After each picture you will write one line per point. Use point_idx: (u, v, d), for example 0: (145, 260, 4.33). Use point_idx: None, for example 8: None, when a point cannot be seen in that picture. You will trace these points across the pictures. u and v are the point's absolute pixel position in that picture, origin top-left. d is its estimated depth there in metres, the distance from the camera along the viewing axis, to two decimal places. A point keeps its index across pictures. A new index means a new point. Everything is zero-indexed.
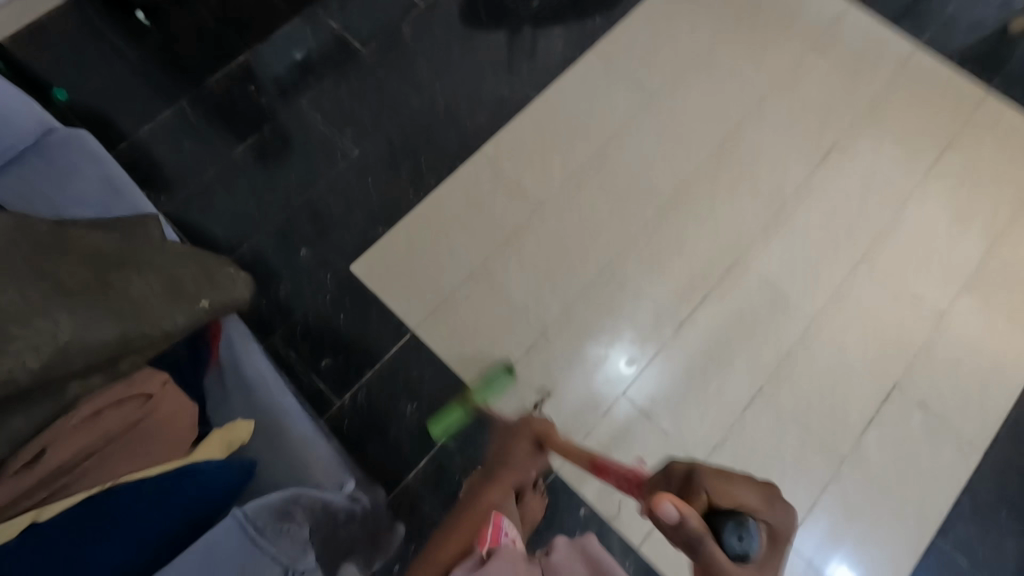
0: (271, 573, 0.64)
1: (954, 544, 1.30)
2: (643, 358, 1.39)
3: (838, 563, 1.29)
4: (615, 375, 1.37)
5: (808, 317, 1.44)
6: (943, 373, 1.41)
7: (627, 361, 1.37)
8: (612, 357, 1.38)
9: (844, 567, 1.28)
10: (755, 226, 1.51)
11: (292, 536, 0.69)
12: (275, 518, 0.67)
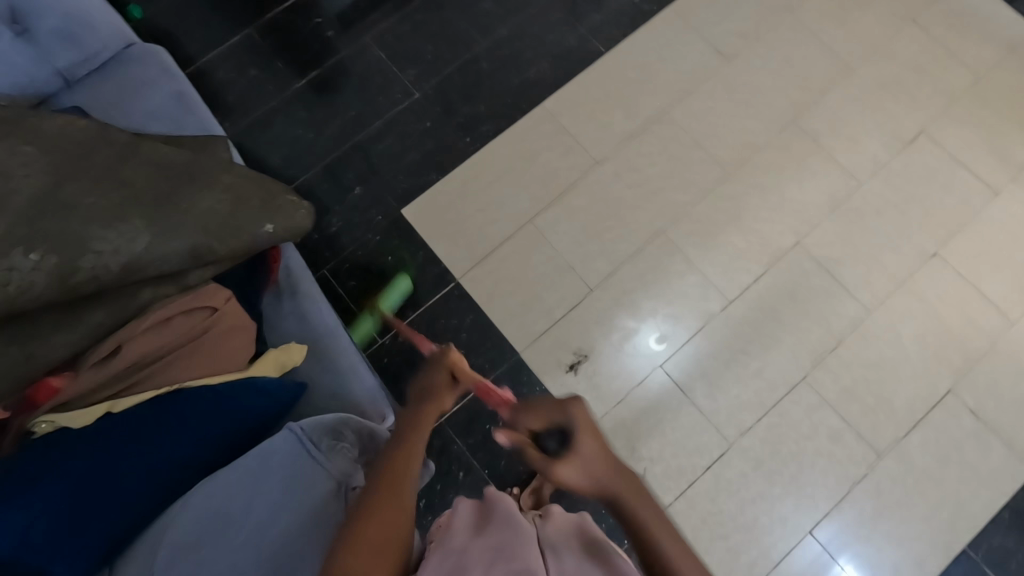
0: (326, 484, 0.74)
1: (1000, 562, 1.22)
2: (675, 336, 1.35)
3: (844, 562, 1.23)
4: (644, 351, 1.35)
5: (866, 308, 1.35)
6: (1007, 381, 1.31)
7: (656, 338, 1.33)
8: (641, 332, 1.35)
9: (850, 567, 1.22)
10: (821, 204, 1.42)
11: (345, 455, 0.78)
12: (328, 435, 0.78)
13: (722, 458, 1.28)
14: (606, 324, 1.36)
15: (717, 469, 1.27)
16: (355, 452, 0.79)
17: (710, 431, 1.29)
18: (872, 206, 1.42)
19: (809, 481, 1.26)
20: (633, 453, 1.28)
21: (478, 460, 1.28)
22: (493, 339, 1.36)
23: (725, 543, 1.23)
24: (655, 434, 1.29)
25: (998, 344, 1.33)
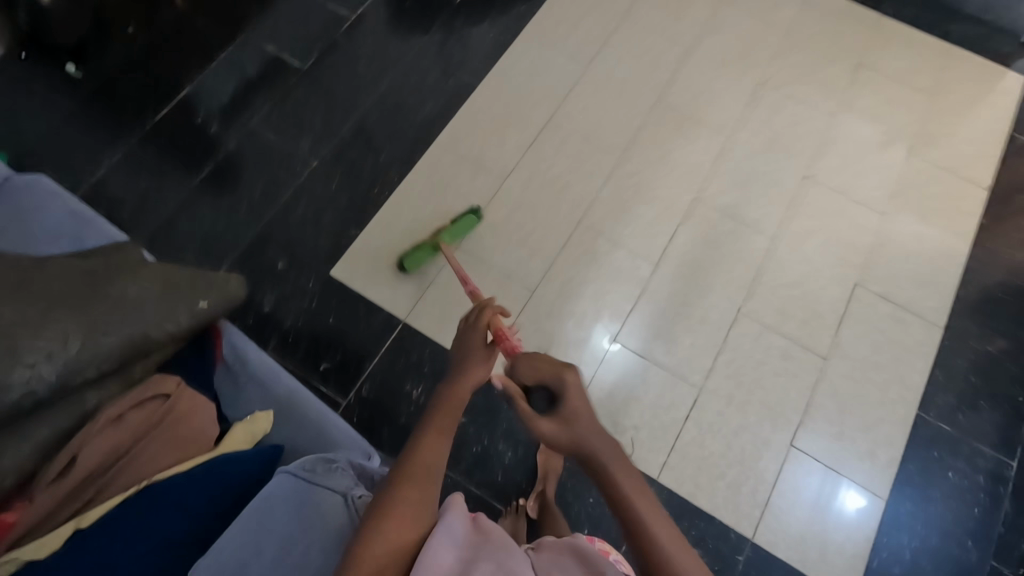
0: (334, 501, 0.73)
1: (951, 417, 1.36)
2: (626, 334, 1.41)
3: (847, 489, 1.30)
4: (603, 355, 1.39)
5: (770, 237, 1.51)
6: (899, 263, 1.50)
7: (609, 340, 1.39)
8: (595, 336, 1.41)
9: (854, 492, 1.30)
10: (705, 162, 1.59)
11: (343, 476, 0.78)
12: (321, 463, 0.77)
13: (696, 405, 1.35)
14: (557, 318, 1.42)
15: (696, 417, 1.34)
16: (352, 474, 0.80)
17: (678, 385, 1.37)
18: (746, 153, 1.61)
19: (775, 400, 1.36)
20: (618, 428, 1.33)
21: (476, 485, 1.28)
22: None
23: (723, 482, 1.29)
24: (631, 404, 1.35)
25: (881, 235, 1.53)
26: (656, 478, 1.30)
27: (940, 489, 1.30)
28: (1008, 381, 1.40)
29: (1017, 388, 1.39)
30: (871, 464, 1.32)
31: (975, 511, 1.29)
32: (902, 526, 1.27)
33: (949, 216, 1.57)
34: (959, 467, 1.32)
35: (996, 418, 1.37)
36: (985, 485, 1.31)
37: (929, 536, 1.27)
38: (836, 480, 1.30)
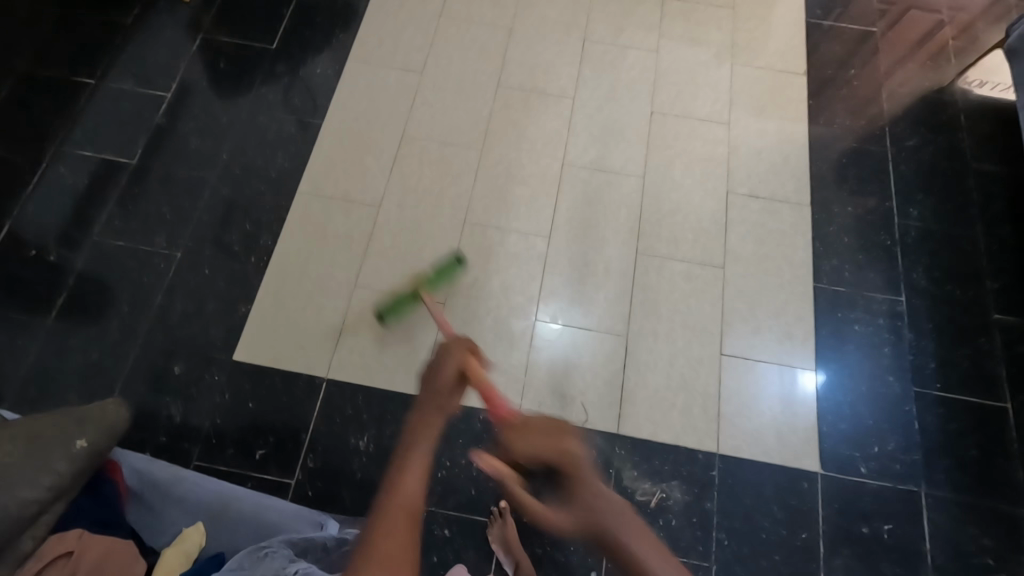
0: None
1: (841, 278, 1.50)
2: (563, 312, 1.44)
3: (804, 373, 1.40)
4: (548, 337, 1.42)
5: (641, 176, 1.60)
6: (756, 161, 1.64)
7: (549, 319, 1.42)
8: (536, 322, 1.43)
9: (813, 376, 1.40)
10: (561, 127, 1.65)
11: (276, 555, 0.75)
12: (248, 556, 0.74)
13: (629, 351, 1.41)
14: (476, 319, 1.42)
15: (632, 361, 1.40)
16: (287, 551, 0.76)
17: (607, 339, 1.42)
18: (595, 107, 1.69)
19: (695, 319, 1.44)
20: (567, 400, 1.36)
21: (454, 508, 1.26)
22: (391, 400, 1.35)
23: (676, 410, 1.35)
24: (571, 372, 1.38)
25: (733, 143, 1.66)
26: (617, 432, 1.33)
27: (855, 343, 1.43)
28: (875, 231, 1.56)
29: (884, 233, 1.56)
30: (793, 344, 1.43)
31: (888, 350, 1.43)
32: (836, 387, 1.39)
33: (782, 107, 1.72)
34: (863, 318, 1.46)
35: (876, 265, 1.52)
36: (887, 325, 1.45)
37: (861, 387, 1.39)
38: (789, 371, 1.40)
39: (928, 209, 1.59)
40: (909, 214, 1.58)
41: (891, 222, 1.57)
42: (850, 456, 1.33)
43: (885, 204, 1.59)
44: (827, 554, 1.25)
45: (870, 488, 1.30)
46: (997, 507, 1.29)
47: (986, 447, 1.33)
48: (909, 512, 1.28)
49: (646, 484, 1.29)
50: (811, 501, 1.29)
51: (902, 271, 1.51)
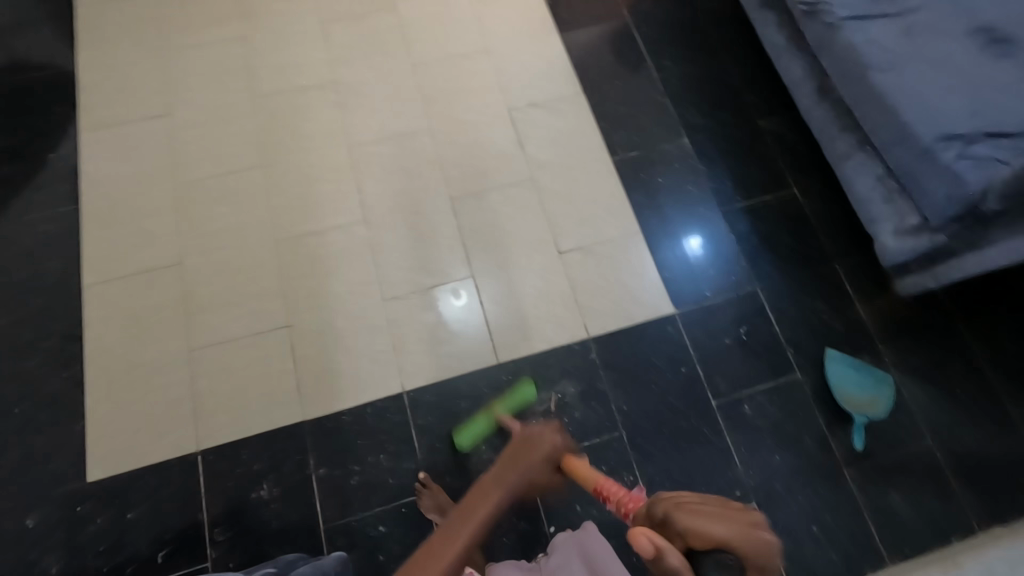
0: None
1: (633, 144, 1.63)
2: (467, 285, 1.45)
3: (692, 238, 1.53)
4: (456, 312, 1.43)
5: (427, 128, 1.61)
6: (524, 72, 1.70)
7: (454, 295, 1.43)
8: (443, 300, 1.44)
9: (697, 239, 1.53)
10: (334, 114, 1.62)
11: None
12: None
13: (481, 289, 1.45)
14: (328, 327, 1.39)
15: (487, 296, 1.44)
16: None
17: (458, 287, 1.45)
18: (360, 82, 1.67)
19: (527, 234, 1.51)
20: (445, 357, 1.38)
21: (380, 503, 1.26)
22: (276, 438, 1.30)
23: (544, 318, 1.43)
24: (437, 332, 1.40)
25: (497, 63, 1.71)
26: (499, 363, 1.39)
27: (666, 194, 1.57)
28: (644, 92, 1.70)
29: (652, 91, 1.70)
30: (617, 216, 1.54)
31: (693, 188, 1.58)
32: (664, 237, 1.53)
33: (528, 14, 1.79)
34: (664, 170, 1.60)
35: (655, 121, 1.66)
36: (683, 166, 1.61)
37: (698, 230, 1.54)
38: (672, 238, 1.53)
39: (679, 56, 1.75)
40: (666, 67, 1.73)
41: (655, 80, 1.72)
42: (695, 288, 1.48)
43: (644, 66, 1.73)
44: (708, 374, 1.39)
45: (720, 305, 1.46)
46: (817, 273, 1.49)
47: (793, 230, 1.53)
48: (755, 310, 1.46)
49: (542, 393, 1.36)
50: (679, 339, 1.42)
51: (678, 116, 1.67)
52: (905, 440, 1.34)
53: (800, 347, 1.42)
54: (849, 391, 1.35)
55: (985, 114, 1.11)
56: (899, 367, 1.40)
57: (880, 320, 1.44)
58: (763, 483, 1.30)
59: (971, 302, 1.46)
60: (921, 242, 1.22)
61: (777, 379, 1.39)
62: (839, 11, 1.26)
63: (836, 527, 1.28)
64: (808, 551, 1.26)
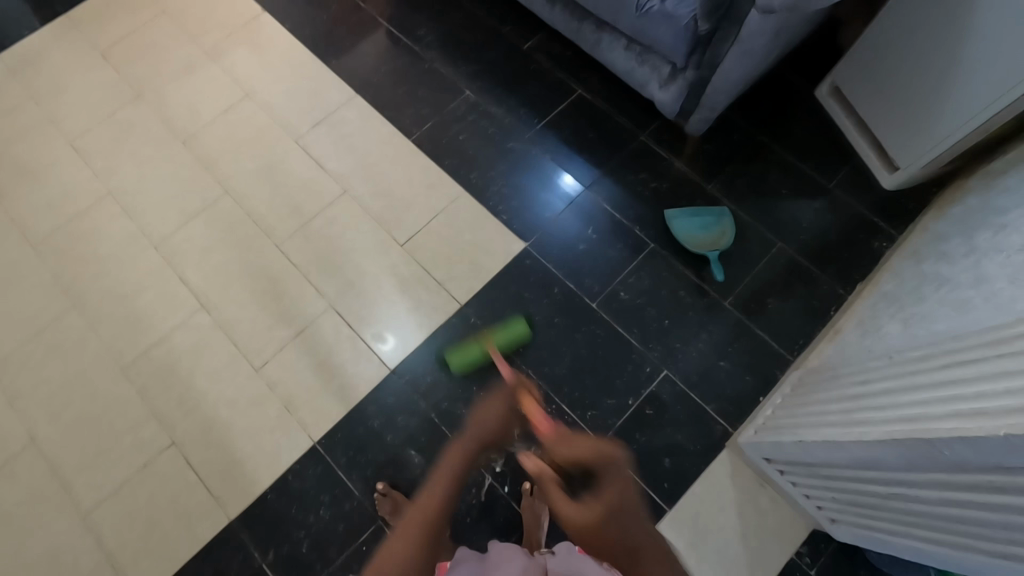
0: None
1: (423, 117, 1.65)
2: (387, 328, 1.42)
3: (565, 177, 1.57)
4: (388, 355, 1.40)
5: (224, 193, 1.56)
6: (294, 99, 1.68)
7: (381, 340, 1.40)
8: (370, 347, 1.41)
9: (569, 176, 1.57)
10: (126, 224, 1.54)
11: None
12: None
13: (345, 314, 1.44)
14: (214, 423, 1.34)
15: (353, 316, 1.43)
16: None
17: (383, 332, 1.42)
18: (141, 182, 1.59)
19: (363, 243, 1.50)
20: (339, 392, 1.37)
21: (339, 554, 1.24)
22: (211, 551, 1.24)
23: (414, 310, 1.44)
24: (321, 373, 1.38)
25: (264, 103, 1.67)
26: (393, 371, 1.38)
27: (473, 147, 1.61)
28: (413, 66, 1.72)
29: (419, 62, 1.72)
30: (437, 187, 1.57)
31: (494, 130, 1.63)
32: (488, 185, 1.57)
33: (273, 44, 1.76)
34: (461, 127, 1.64)
35: (433, 87, 1.69)
36: (476, 114, 1.65)
37: (549, 164, 1.58)
38: (550, 186, 1.56)
39: (427, 21, 1.77)
40: (422, 35, 1.76)
41: (417, 51, 1.74)
42: (535, 215, 1.53)
43: (401, 43, 1.75)
44: (578, 284, 1.46)
45: (561, 220, 1.52)
46: (629, 151, 1.58)
47: (593, 125, 1.61)
48: (593, 208, 1.53)
49: (443, 376, 1.37)
50: (540, 266, 1.48)
51: (452, 73, 1.70)
52: (759, 254, 1.47)
53: (644, 221, 1.51)
54: (696, 238, 1.47)
55: None
56: (728, 196, 1.53)
57: (697, 166, 1.56)
58: (664, 350, 1.39)
59: (761, 114, 1.60)
60: (681, 86, 1.34)
61: (637, 257, 1.48)
62: None
63: (737, 355, 1.39)
64: (725, 385, 1.36)
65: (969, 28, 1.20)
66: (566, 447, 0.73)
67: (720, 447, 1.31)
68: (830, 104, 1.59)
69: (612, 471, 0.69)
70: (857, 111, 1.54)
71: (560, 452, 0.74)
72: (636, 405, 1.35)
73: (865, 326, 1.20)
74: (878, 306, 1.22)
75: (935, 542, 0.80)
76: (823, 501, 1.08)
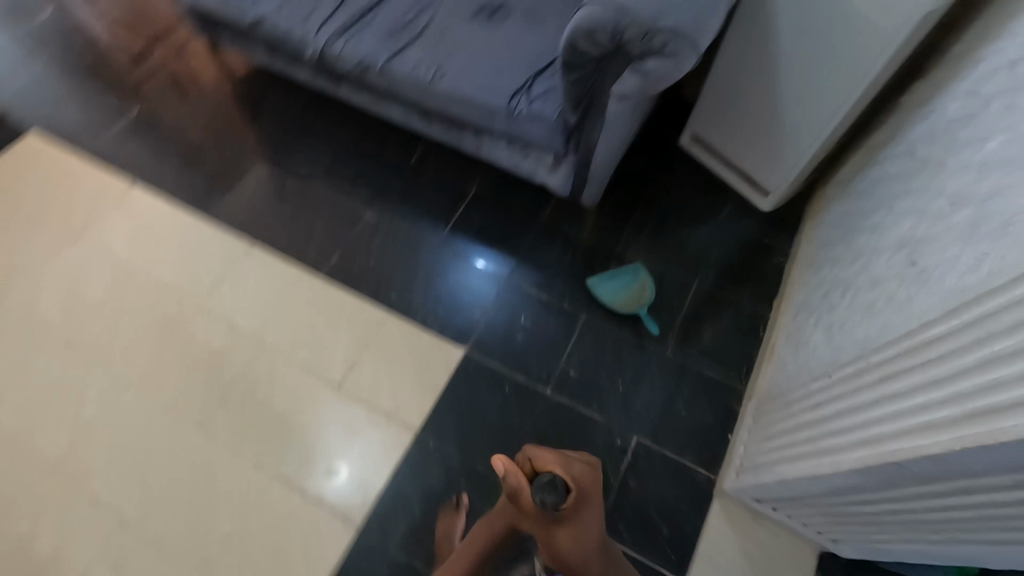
0: None
1: (328, 248, 1.62)
2: (332, 457, 1.34)
3: (479, 259, 1.61)
4: (340, 487, 1.31)
5: (124, 386, 1.41)
6: (186, 264, 1.59)
7: (332, 471, 1.32)
8: (318, 489, 1.31)
9: (483, 256, 1.61)
10: (12, 451, 1.34)
11: None
12: None
13: (293, 478, 1.32)
14: None
15: (304, 479, 1.32)
16: None
17: (332, 463, 1.33)
18: (23, 397, 1.40)
19: (296, 395, 1.41)
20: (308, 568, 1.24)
21: None
22: None
23: (368, 450, 1.35)
24: (284, 553, 1.25)
25: (154, 276, 1.57)
26: (363, 524, 1.28)
27: (385, 267, 1.60)
28: (305, 202, 1.70)
29: (311, 198, 1.71)
30: (360, 314, 1.52)
31: (403, 245, 1.63)
32: (412, 300, 1.55)
33: (152, 212, 1.68)
34: (370, 249, 1.63)
35: (333, 217, 1.68)
36: (381, 233, 1.65)
37: (460, 252, 1.62)
38: (464, 267, 1.60)
39: (311, 155, 1.79)
40: (307, 171, 1.76)
41: (307, 185, 1.73)
42: (466, 317, 1.52)
43: (290, 181, 1.74)
44: (528, 373, 1.44)
45: (484, 304, 1.54)
46: (537, 233, 1.65)
47: (496, 217, 1.67)
48: (509, 286, 1.57)
49: (417, 514, 1.29)
50: (485, 367, 1.45)
51: (348, 199, 1.71)
52: (682, 297, 1.55)
53: (570, 295, 1.55)
54: (620, 300, 1.51)
55: (523, 64, 1.37)
56: (637, 251, 1.62)
57: (601, 230, 1.64)
58: (626, 415, 1.39)
59: (641, 171, 1.74)
60: (566, 168, 1.43)
61: (574, 331, 1.50)
62: (379, 59, 1.43)
63: (695, 398, 1.41)
64: (692, 431, 1.37)
65: (779, 64, 1.40)
66: (559, 468, 0.71)
67: (709, 497, 1.30)
68: (694, 150, 1.76)
69: (591, 498, 0.71)
70: (718, 151, 1.71)
71: (547, 461, 0.72)
72: (619, 481, 1.33)
73: (795, 343, 1.27)
74: (800, 323, 1.30)
75: (930, 546, 0.81)
76: (819, 525, 1.08)
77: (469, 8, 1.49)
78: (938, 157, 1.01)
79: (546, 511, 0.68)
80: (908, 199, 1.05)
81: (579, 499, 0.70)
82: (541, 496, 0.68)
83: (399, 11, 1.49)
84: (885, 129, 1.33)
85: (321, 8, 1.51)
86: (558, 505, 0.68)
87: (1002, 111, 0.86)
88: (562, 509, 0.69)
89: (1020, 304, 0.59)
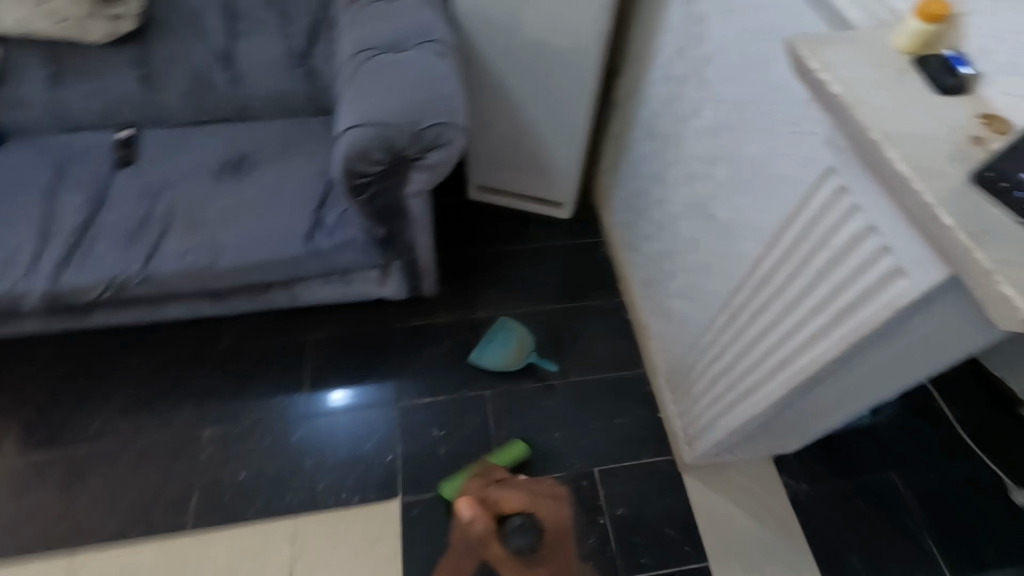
0: None
1: (181, 497, 1.31)
2: None
3: (335, 398, 1.47)
4: None
5: None
6: None
7: None
8: None
9: (336, 393, 1.47)
10: None
11: None
12: None
13: None
14: None
15: None
16: None
17: None
18: None
19: None
20: None
21: None
22: None
23: None
24: None
25: None
26: None
27: (263, 473, 1.35)
28: (118, 462, 1.35)
29: (123, 453, 1.37)
30: (267, 541, 1.27)
31: (268, 437, 1.40)
32: (313, 488, 1.34)
33: None
34: (233, 465, 1.35)
35: (165, 458, 1.36)
36: (231, 441, 1.39)
37: (313, 407, 1.44)
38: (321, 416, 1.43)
39: (93, 407, 1.43)
40: (97, 427, 1.40)
41: (109, 444, 1.38)
42: (381, 467, 1.37)
43: (83, 451, 1.37)
44: None
45: (345, 420, 1.43)
46: (397, 344, 1.56)
47: (348, 353, 1.54)
48: (362, 388, 1.48)
49: None
50: (430, 503, 1.33)
51: (170, 429, 1.40)
52: (554, 325, 1.63)
53: (465, 381, 1.51)
54: (507, 361, 1.51)
55: (300, 202, 1.29)
56: (495, 308, 1.66)
57: (454, 307, 1.64)
58: (578, 456, 1.42)
59: (455, 238, 1.79)
60: (397, 273, 1.39)
61: (488, 411, 1.47)
62: (132, 270, 1.21)
63: (617, 402, 1.50)
64: (634, 432, 1.45)
65: (517, 101, 1.57)
66: (529, 505, 1.16)
67: (679, 477, 1.39)
68: (486, 196, 1.87)
69: (564, 536, 1.18)
70: (506, 189, 1.84)
71: (513, 497, 1.16)
72: (608, 516, 1.34)
73: (664, 312, 1.43)
74: (655, 292, 1.47)
75: (851, 411, 0.99)
76: (769, 442, 1.23)
77: (208, 172, 1.35)
78: (673, 130, 1.24)
79: (521, 550, 1.10)
80: (673, 168, 1.26)
81: (548, 537, 1.15)
82: (519, 538, 1.10)
83: (127, 209, 1.28)
84: (618, 120, 1.60)
85: (22, 251, 1.22)
86: (528, 544, 1.10)
87: (698, 86, 1.09)
88: (534, 548, 1.11)
89: (818, 222, 0.75)
